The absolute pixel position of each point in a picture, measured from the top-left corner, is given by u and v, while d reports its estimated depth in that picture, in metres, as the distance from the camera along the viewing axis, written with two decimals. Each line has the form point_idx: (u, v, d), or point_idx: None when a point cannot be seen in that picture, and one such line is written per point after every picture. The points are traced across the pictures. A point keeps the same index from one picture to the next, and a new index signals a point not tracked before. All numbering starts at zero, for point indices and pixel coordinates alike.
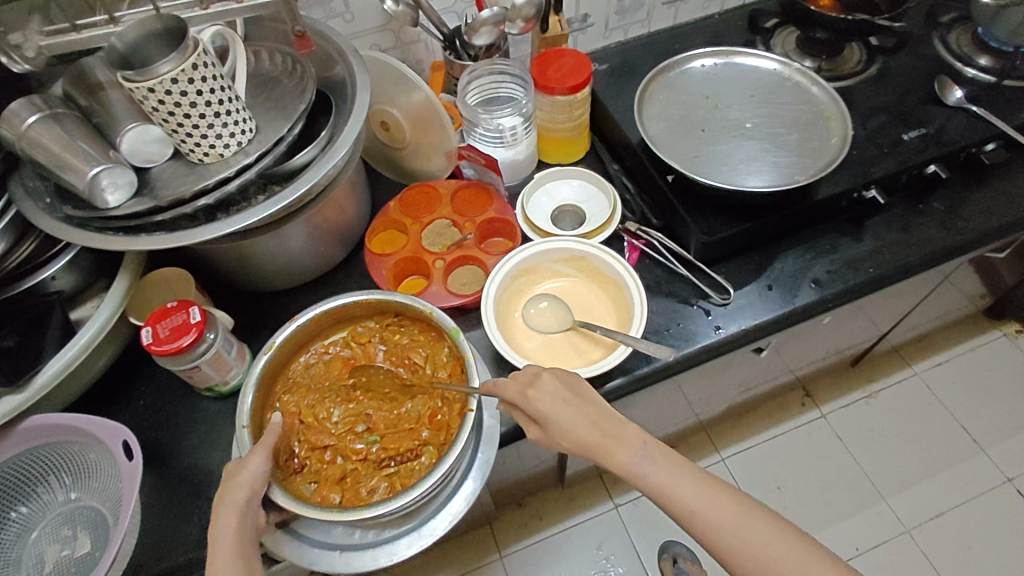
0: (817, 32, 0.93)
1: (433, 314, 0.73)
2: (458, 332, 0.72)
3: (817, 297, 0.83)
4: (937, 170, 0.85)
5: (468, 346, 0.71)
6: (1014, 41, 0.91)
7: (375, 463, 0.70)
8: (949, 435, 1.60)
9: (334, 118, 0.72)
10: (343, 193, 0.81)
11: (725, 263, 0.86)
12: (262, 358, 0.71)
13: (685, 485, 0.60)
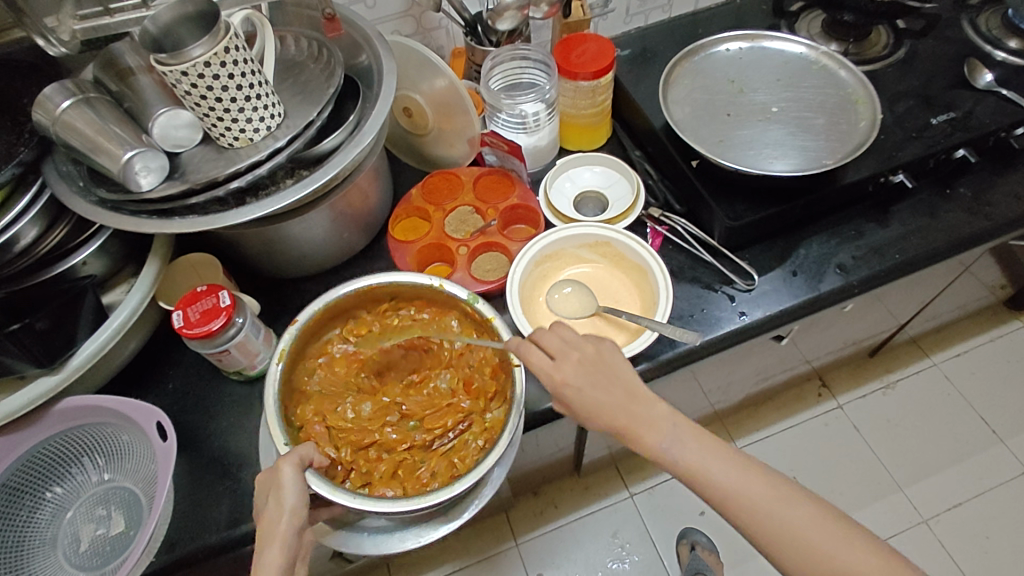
0: (844, 14, 0.91)
1: (442, 286, 0.74)
2: (476, 295, 0.74)
3: (842, 283, 0.82)
4: (966, 154, 0.84)
5: (489, 309, 0.73)
6: None
7: (425, 447, 0.72)
8: (967, 426, 1.58)
9: (362, 102, 0.72)
10: (367, 179, 0.82)
11: (749, 249, 0.85)
12: (275, 368, 0.70)
13: (715, 465, 0.61)
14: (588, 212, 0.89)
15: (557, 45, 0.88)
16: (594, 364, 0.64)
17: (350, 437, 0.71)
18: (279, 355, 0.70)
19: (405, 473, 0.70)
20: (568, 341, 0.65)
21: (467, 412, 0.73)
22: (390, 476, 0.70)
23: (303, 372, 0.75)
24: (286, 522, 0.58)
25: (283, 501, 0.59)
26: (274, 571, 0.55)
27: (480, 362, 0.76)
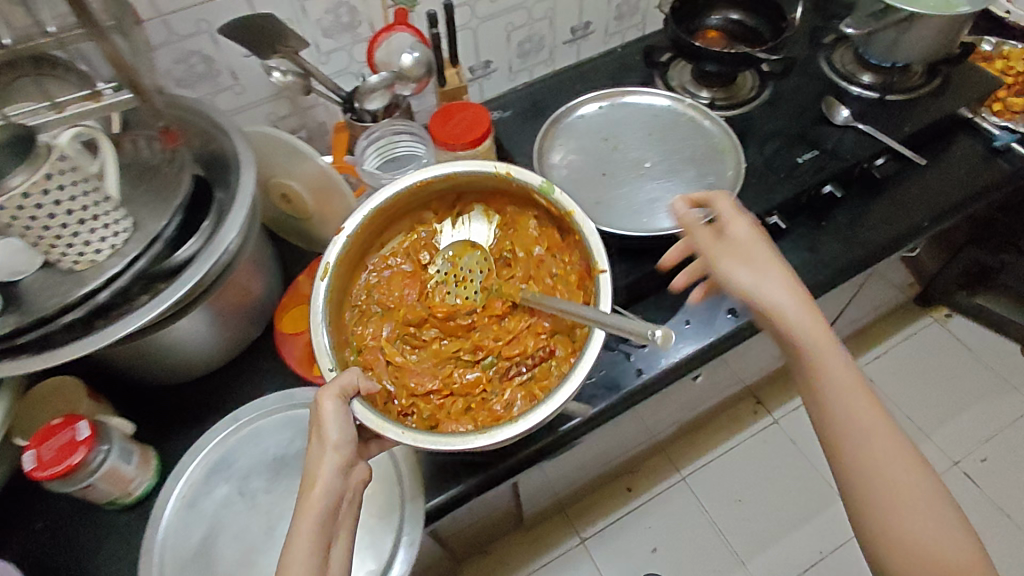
0: (708, 65, 0.93)
1: (509, 174, 0.79)
2: (549, 186, 0.77)
3: (733, 327, 0.84)
4: (833, 189, 0.88)
5: (563, 200, 0.76)
6: (892, 59, 0.93)
7: (498, 379, 0.78)
8: (894, 425, 1.64)
9: (217, 205, 0.70)
10: (244, 275, 0.80)
11: (643, 301, 0.87)
12: (321, 285, 0.74)
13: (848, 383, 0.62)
14: None
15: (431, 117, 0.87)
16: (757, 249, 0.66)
17: (405, 378, 0.77)
18: (324, 269, 0.75)
19: (473, 392, 0.77)
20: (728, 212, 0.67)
21: (543, 332, 0.79)
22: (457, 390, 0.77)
23: (359, 286, 0.82)
24: (329, 460, 0.58)
25: (325, 437, 0.59)
26: (319, 507, 0.55)
27: (562, 271, 0.80)
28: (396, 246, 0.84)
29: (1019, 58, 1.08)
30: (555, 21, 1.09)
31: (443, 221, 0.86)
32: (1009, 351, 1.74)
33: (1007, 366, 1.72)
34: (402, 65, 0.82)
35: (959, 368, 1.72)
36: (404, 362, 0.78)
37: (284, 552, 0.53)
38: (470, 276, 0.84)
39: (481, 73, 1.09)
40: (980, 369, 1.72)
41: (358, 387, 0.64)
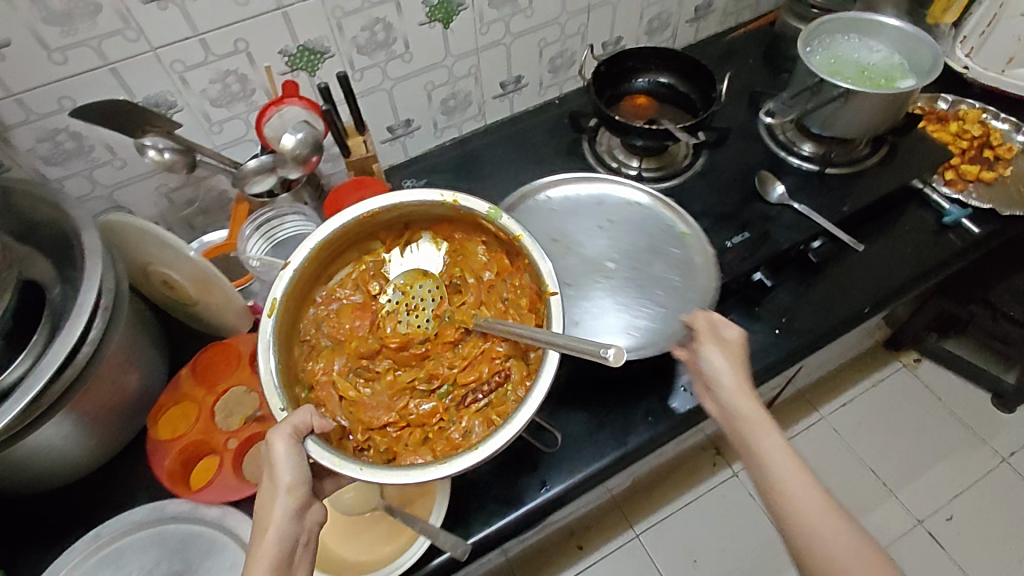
0: (636, 138, 0.85)
1: (457, 202, 0.70)
2: (497, 212, 0.69)
3: (650, 432, 0.77)
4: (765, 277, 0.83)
5: (513, 224, 0.69)
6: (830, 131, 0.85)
7: (457, 408, 0.68)
8: (860, 480, 1.55)
9: (52, 314, 0.66)
10: (112, 376, 0.73)
11: (555, 399, 0.80)
12: (268, 322, 0.64)
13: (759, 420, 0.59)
14: None
15: (340, 184, 0.85)
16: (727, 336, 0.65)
17: (360, 414, 0.67)
18: (270, 309, 0.65)
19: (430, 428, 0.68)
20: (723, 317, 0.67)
21: (499, 356, 0.69)
22: (412, 426, 0.67)
23: (307, 321, 0.72)
24: (281, 506, 0.54)
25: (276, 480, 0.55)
26: (271, 558, 0.52)
27: (514, 294, 0.72)
28: (344, 279, 0.74)
29: (975, 120, 1.01)
30: (482, 78, 1.02)
31: (391, 249, 0.77)
32: (982, 402, 1.66)
33: (978, 417, 1.64)
34: (281, 147, 0.73)
35: (930, 420, 1.63)
36: (357, 396, 0.68)
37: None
38: (424, 301, 0.74)
39: (402, 132, 1.02)
40: (953, 421, 1.63)
41: (315, 426, 0.57)
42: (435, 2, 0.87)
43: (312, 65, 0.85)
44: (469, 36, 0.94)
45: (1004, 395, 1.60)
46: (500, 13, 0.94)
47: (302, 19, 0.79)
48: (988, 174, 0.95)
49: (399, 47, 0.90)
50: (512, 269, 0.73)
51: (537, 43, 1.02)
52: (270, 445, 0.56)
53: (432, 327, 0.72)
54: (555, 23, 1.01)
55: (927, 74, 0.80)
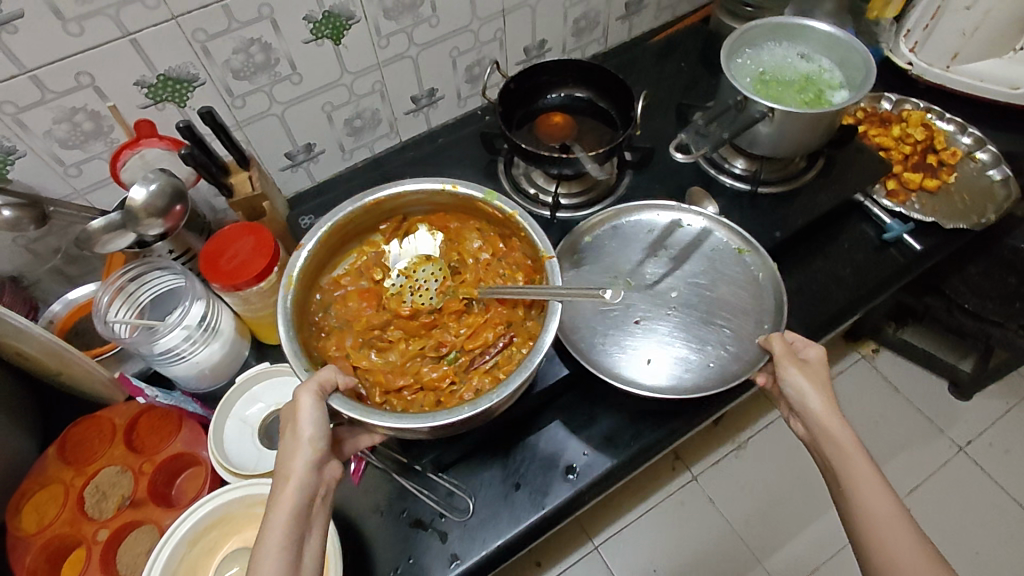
0: (550, 168, 0.76)
1: (456, 188, 0.68)
2: (494, 194, 0.67)
3: (571, 492, 0.70)
4: None
5: (509, 204, 0.66)
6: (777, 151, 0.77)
7: (466, 370, 0.65)
8: None
9: None
10: None
11: (468, 459, 0.73)
12: (283, 296, 0.61)
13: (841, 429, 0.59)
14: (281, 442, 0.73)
15: (221, 228, 0.73)
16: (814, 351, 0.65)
17: (377, 382, 0.63)
18: (288, 281, 0.62)
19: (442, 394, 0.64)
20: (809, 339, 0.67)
21: (502, 321, 0.66)
22: (424, 391, 0.64)
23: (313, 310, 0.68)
24: (306, 456, 0.50)
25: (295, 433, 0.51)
26: (291, 509, 0.48)
27: (511, 267, 0.68)
28: (348, 268, 0.71)
29: (918, 122, 0.95)
30: (389, 94, 0.93)
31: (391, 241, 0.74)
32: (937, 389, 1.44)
33: (935, 404, 1.42)
34: (130, 202, 0.63)
35: (884, 412, 1.40)
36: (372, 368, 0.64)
37: (252, 562, 0.45)
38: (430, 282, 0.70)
39: (304, 158, 0.92)
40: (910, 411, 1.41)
41: (339, 384, 0.56)
42: (319, 17, 0.77)
43: (181, 96, 0.75)
44: (366, 50, 0.85)
45: (960, 382, 1.38)
46: (400, 24, 0.84)
47: (158, 46, 0.69)
48: (930, 182, 0.89)
49: (284, 68, 0.80)
50: (508, 250, 0.70)
51: (449, 53, 0.93)
52: (295, 399, 0.53)
53: (437, 300, 0.68)
54: (466, 31, 0.92)
55: (860, 88, 0.74)
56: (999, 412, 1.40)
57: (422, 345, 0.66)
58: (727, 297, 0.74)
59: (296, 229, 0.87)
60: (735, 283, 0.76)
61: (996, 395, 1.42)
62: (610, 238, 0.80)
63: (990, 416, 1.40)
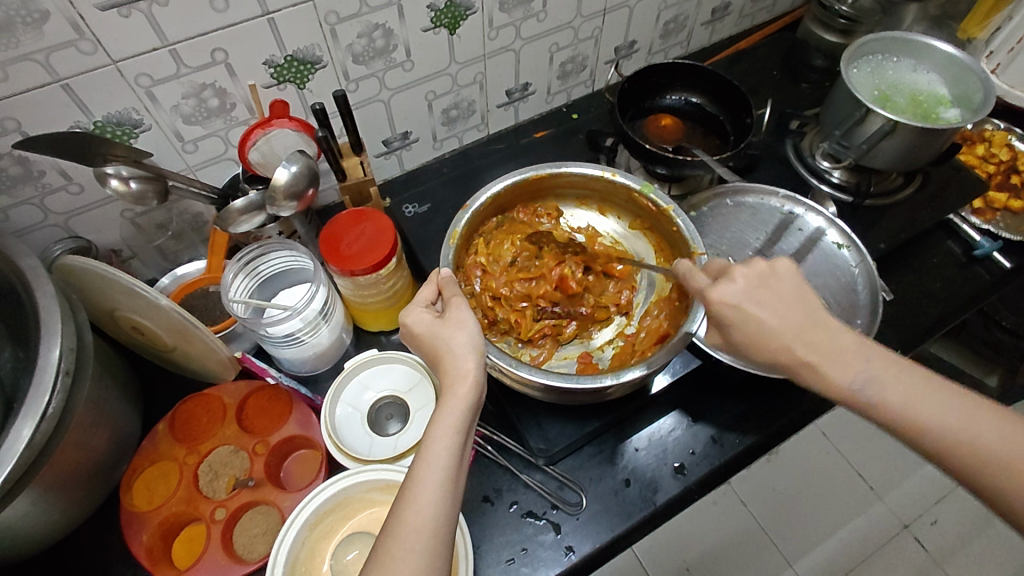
0: (658, 167, 0.78)
1: (615, 176, 0.71)
2: (650, 186, 0.69)
3: (680, 489, 0.72)
4: (886, 294, 0.81)
5: (664, 198, 0.69)
6: (890, 167, 0.79)
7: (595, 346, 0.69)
8: (850, 487, 1.17)
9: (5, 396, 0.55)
10: (84, 431, 0.63)
11: (575, 453, 0.74)
12: (447, 248, 0.65)
13: (970, 426, 0.47)
14: (388, 430, 0.73)
15: (338, 215, 0.72)
16: (766, 294, 0.54)
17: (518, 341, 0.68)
18: (452, 236, 0.66)
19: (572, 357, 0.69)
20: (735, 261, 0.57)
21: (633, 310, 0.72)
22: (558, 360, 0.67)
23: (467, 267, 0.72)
24: (474, 359, 0.54)
25: (454, 338, 0.55)
26: (452, 439, 0.49)
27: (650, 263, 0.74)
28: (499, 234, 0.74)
29: (1002, 143, 0.97)
30: (487, 85, 0.92)
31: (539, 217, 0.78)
32: None
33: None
34: (273, 183, 0.64)
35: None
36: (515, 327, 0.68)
37: (422, 454, 0.49)
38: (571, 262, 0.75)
39: (399, 145, 0.92)
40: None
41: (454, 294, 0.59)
42: (441, 6, 0.76)
43: (302, 77, 0.74)
44: (476, 41, 0.84)
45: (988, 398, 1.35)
46: (511, 18, 0.84)
47: (293, 26, 0.68)
48: (1016, 202, 0.90)
49: (399, 55, 0.79)
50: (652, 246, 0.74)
51: (548, 49, 0.93)
52: (413, 321, 0.57)
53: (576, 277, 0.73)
54: (568, 28, 0.91)
55: (978, 109, 0.77)
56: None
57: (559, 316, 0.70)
58: (835, 305, 0.76)
59: (400, 218, 0.87)
60: (846, 288, 0.76)
61: None
62: (715, 213, 0.82)
63: None
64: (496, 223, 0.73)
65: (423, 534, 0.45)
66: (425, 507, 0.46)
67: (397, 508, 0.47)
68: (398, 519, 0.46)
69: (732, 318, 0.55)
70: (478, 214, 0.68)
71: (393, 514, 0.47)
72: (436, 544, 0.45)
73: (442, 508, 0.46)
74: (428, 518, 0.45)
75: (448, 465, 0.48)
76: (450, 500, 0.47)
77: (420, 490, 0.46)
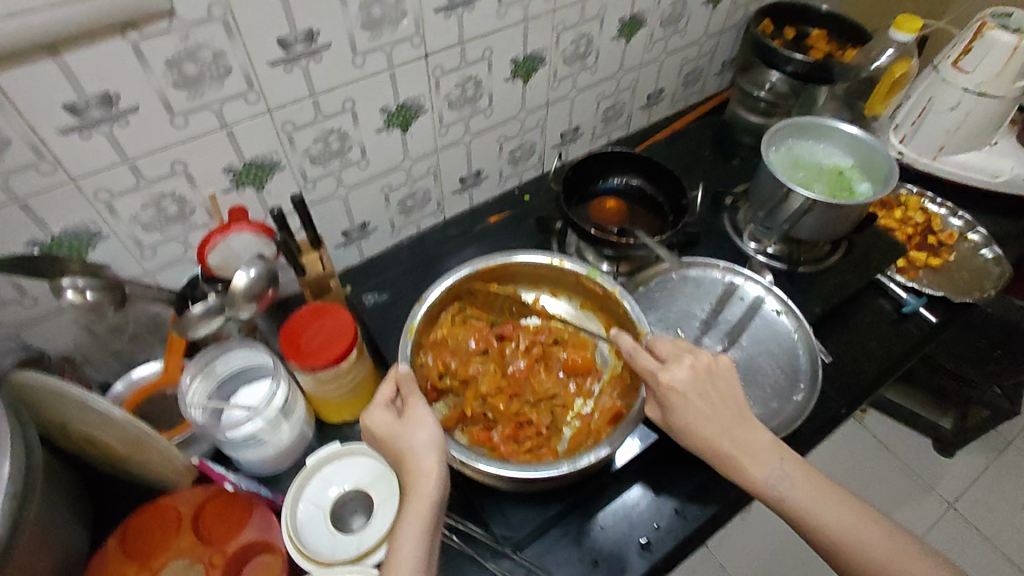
0: (605, 248, 0.82)
1: (563, 262, 0.75)
2: (596, 271, 0.74)
3: (648, 566, 0.72)
4: (825, 356, 0.86)
5: (610, 281, 0.74)
6: (816, 238, 0.85)
7: (552, 429, 0.70)
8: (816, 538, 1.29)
9: None
10: (32, 553, 0.60)
11: (541, 538, 0.74)
12: (405, 342, 0.67)
13: (833, 513, 0.57)
14: (352, 525, 0.72)
15: (298, 310, 0.73)
16: (709, 392, 0.60)
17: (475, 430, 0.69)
18: (409, 330, 0.68)
19: (529, 438, 0.69)
20: (685, 352, 0.62)
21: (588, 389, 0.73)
22: (519, 447, 0.68)
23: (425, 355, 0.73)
24: (436, 457, 0.55)
25: (415, 437, 0.56)
26: (418, 543, 0.50)
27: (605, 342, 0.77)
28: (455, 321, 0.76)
29: (917, 206, 1.06)
30: (440, 175, 0.97)
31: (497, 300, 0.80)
32: (921, 447, 1.49)
33: (922, 459, 1.47)
34: (233, 287, 0.67)
35: (877, 469, 1.45)
36: (472, 413, 0.70)
37: (391, 561, 0.49)
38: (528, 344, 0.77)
39: (357, 236, 0.95)
40: (900, 469, 1.46)
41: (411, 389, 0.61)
42: (393, 108, 0.82)
43: (260, 180, 0.77)
44: (428, 136, 0.89)
45: (942, 440, 1.43)
46: (460, 114, 0.90)
47: (250, 135, 0.71)
48: (935, 260, 0.99)
49: (355, 154, 0.83)
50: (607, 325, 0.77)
51: (496, 139, 0.99)
52: (373, 421, 0.58)
53: (532, 359, 0.75)
54: (514, 120, 0.98)
55: (886, 180, 0.85)
56: (976, 469, 1.46)
57: (517, 399, 0.71)
58: (779, 371, 0.80)
59: (360, 307, 0.89)
60: (787, 354, 0.81)
61: (976, 451, 1.48)
62: (661, 289, 0.87)
63: (973, 471, 1.45)
64: (458, 308, 0.77)
65: None
66: None
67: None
68: None
69: (674, 409, 0.60)
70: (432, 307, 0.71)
71: None
72: None
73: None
74: None
75: (416, 570, 0.49)
76: None
77: None
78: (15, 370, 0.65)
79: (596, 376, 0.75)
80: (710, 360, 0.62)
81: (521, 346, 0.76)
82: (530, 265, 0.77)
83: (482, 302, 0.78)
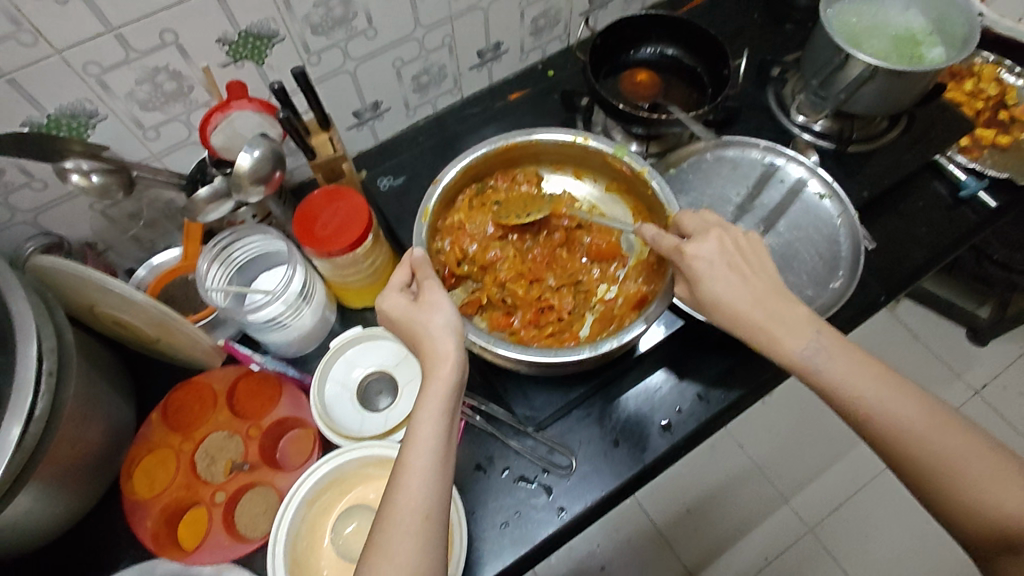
0: (635, 126, 0.76)
1: (588, 140, 0.69)
2: (624, 149, 0.68)
3: (668, 447, 0.73)
4: (868, 242, 0.81)
5: (639, 160, 0.68)
6: (873, 112, 0.77)
7: (574, 315, 0.69)
8: (836, 423, 1.31)
9: None
10: (78, 426, 0.64)
11: (563, 418, 0.75)
12: (419, 226, 0.65)
13: (875, 388, 0.51)
14: (377, 404, 0.74)
15: (310, 194, 0.70)
16: (739, 264, 0.57)
17: (495, 316, 0.68)
18: (424, 214, 0.65)
19: (550, 324, 0.67)
20: (713, 226, 0.59)
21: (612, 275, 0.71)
22: (540, 333, 0.67)
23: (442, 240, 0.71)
24: (453, 341, 0.54)
25: (431, 320, 0.55)
26: (437, 421, 0.50)
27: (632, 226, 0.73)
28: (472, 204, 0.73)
29: (991, 78, 0.93)
30: (456, 47, 0.89)
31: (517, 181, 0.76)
32: (954, 335, 1.45)
33: (953, 348, 1.44)
34: (237, 169, 0.63)
35: (906, 358, 1.43)
36: (492, 299, 0.68)
37: (410, 438, 0.50)
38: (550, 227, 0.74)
39: (370, 115, 0.89)
40: (929, 357, 1.43)
41: (427, 273, 0.59)
42: None
43: (259, 53, 0.71)
44: (441, 1, 0.80)
45: (978, 329, 1.39)
46: None
47: (241, 0, 0.65)
48: (1004, 138, 0.89)
49: (360, 22, 0.75)
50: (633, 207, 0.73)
51: (518, 4, 0.88)
52: (388, 304, 0.57)
53: (553, 244, 0.72)
54: None
55: (962, 44, 0.75)
56: (1010, 358, 1.43)
57: (538, 284, 0.70)
58: (817, 257, 0.75)
59: (375, 192, 0.86)
60: (828, 239, 0.76)
61: (1012, 340, 1.44)
62: (695, 170, 0.81)
63: (1005, 360, 1.43)
64: (474, 191, 0.73)
65: (418, 516, 0.47)
66: (416, 490, 0.48)
67: (390, 490, 0.49)
68: (390, 503, 0.48)
69: (703, 281, 0.57)
70: (447, 189, 0.68)
71: (386, 498, 0.48)
72: (429, 524, 0.47)
73: (434, 487, 0.48)
74: (419, 496, 0.48)
75: (435, 446, 0.50)
76: (439, 478, 0.49)
77: (409, 475, 0.48)
78: (35, 255, 0.64)
79: (621, 261, 0.72)
80: (740, 236, 0.59)
81: (542, 231, 0.72)
82: (551, 143, 0.71)
83: (502, 184, 0.74)
